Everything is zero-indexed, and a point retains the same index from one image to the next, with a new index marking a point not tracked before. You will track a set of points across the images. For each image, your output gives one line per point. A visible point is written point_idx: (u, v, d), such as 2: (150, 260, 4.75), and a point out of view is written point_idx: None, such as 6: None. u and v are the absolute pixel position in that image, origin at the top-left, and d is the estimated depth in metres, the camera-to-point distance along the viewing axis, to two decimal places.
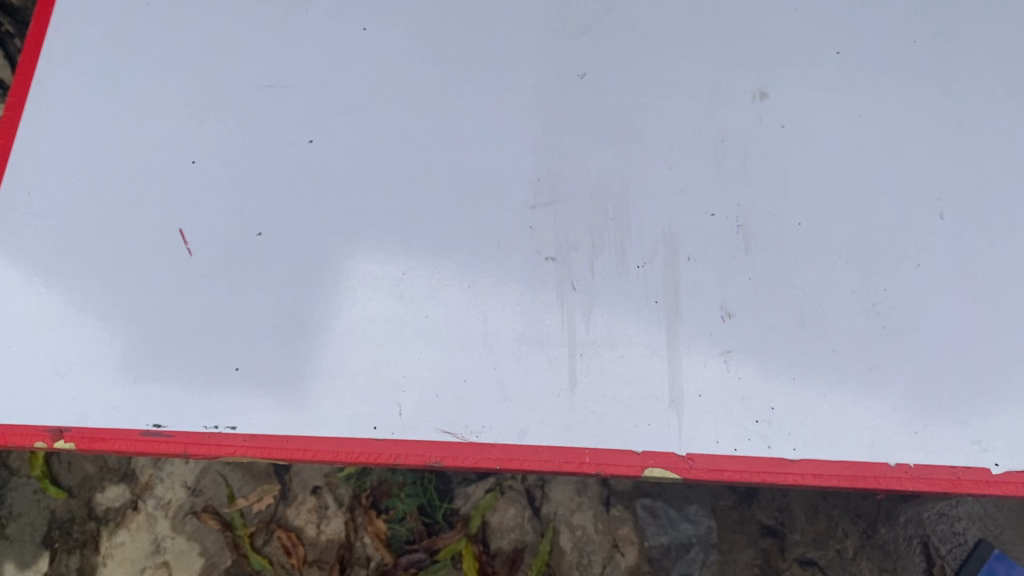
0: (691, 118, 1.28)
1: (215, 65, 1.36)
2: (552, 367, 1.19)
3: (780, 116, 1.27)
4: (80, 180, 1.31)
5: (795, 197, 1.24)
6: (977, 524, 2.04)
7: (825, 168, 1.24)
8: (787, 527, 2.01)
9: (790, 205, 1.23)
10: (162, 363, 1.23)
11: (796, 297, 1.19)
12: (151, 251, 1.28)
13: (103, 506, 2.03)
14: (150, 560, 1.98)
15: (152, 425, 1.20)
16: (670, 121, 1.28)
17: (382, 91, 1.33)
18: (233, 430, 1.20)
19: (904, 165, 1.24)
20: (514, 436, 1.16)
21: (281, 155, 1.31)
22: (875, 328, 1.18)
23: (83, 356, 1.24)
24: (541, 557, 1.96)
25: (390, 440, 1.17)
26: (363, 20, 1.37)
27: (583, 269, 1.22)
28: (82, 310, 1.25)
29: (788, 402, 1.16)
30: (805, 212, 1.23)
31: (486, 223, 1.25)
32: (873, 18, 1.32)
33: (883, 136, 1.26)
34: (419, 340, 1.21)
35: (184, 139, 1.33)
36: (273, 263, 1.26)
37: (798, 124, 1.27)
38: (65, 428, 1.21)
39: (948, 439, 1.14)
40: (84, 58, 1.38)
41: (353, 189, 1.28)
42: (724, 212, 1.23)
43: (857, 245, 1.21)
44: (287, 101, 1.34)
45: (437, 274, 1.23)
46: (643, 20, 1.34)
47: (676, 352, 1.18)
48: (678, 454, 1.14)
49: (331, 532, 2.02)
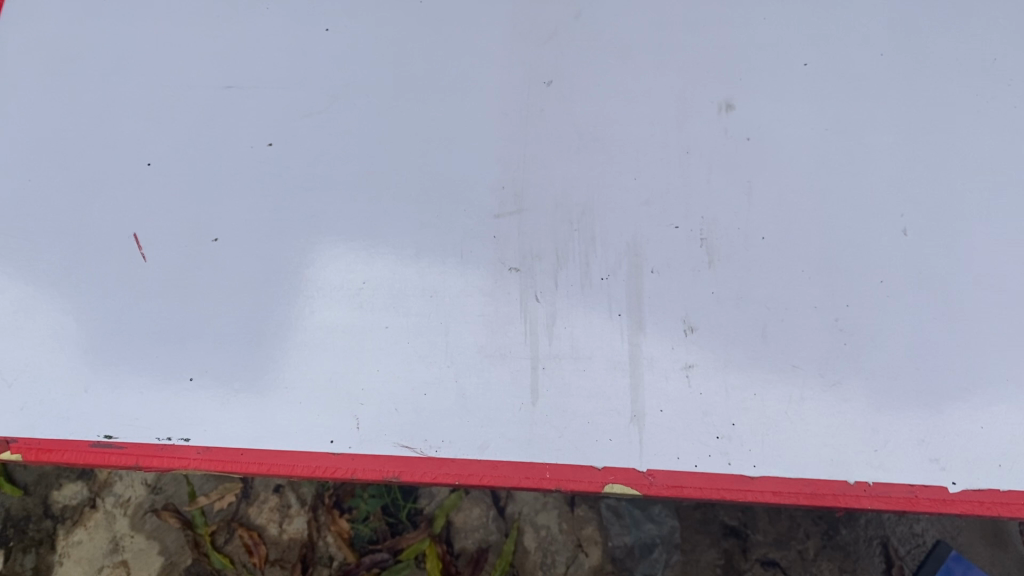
0: (658, 129, 1.27)
1: (172, 65, 1.33)
2: (514, 381, 1.17)
3: (746, 129, 1.26)
4: (31, 182, 1.27)
5: (760, 211, 1.23)
6: (935, 526, 2.07)
7: (791, 182, 1.24)
8: (750, 528, 2.01)
9: (756, 219, 1.23)
10: (114, 372, 1.20)
11: (760, 312, 1.19)
12: (104, 255, 1.24)
13: (60, 503, 1.99)
14: (108, 559, 1.94)
15: (103, 437, 1.18)
16: (636, 131, 1.27)
17: (345, 95, 1.30)
18: (186, 442, 1.17)
19: (869, 180, 1.24)
20: (474, 451, 1.15)
21: (239, 159, 1.28)
22: (838, 344, 1.18)
23: (32, 364, 1.21)
24: (505, 557, 1.95)
25: (347, 455, 1.16)
26: (326, 21, 1.34)
27: (547, 280, 1.21)
28: (33, 318, 1.22)
29: (749, 418, 1.16)
30: (770, 227, 1.22)
31: (449, 233, 1.23)
32: (841, 30, 1.31)
33: (849, 151, 1.25)
34: (378, 351, 1.19)
35: (139, 141, 1.29)
36: (230, 270, 1.23)
37: (764, 136, 1.26)
38: (13, 439, 1.18)
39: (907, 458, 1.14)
40: (34, 55, 1.33)
41: (313, 195, 1.26)
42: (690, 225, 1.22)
43: (821, 261, 1.21)
44: (246, 104, 1.30)
45: (399, 283, 1.21)
46: (610, 27, 1.32)
47: (639, 367, 1.17)
48: (638, 470, 1.14)
49: (294, 530, 1.99)
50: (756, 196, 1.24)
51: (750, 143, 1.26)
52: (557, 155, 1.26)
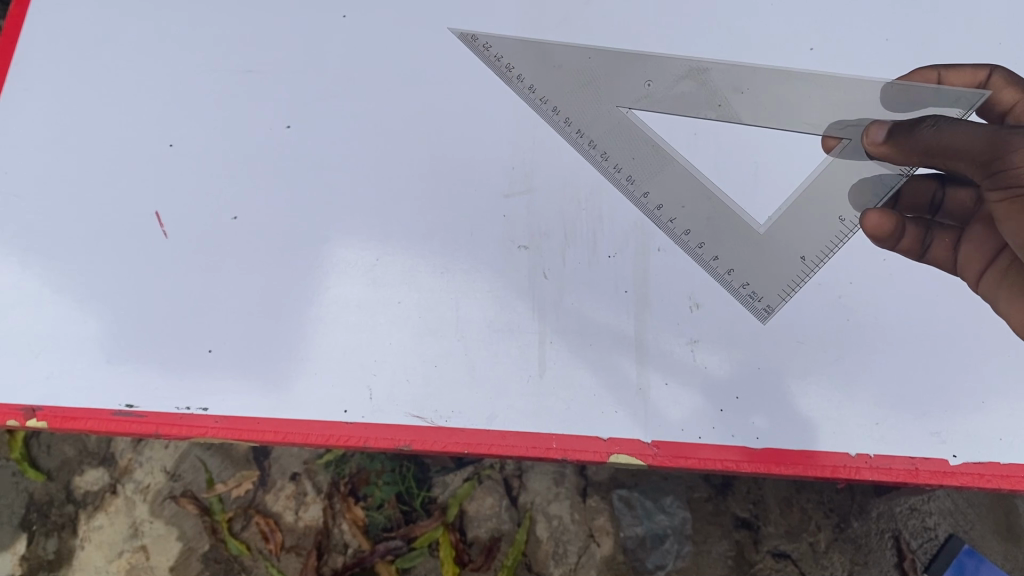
0: (576, 96, 1.28)
1: (194, 49, 1.37)
2: (523, 355, 1.20)
3: (630, 78, 1.28)
4: (58, 161, 1.32)
5: (667, 144, 1.25)
6: (948, 519, 1.98)
7: (693, 113, 1.25)
8: (761, 520, 1.97)
9: (643, 150, 1.25)
10: (136, 344, 1.24)
11: (704, 249, 1.22)
12: (128, 232, 1.28)
13: (82, 489, 2.01)
14: (128, 544, 1.96)
15: (124, 406, 1.22)
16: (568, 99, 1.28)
17: (362, 78, 1.34)
18: (204, 411, 1.21)
19: (769, 100, 1.25)
20: (483, 421, 1.18)
21: (259, 140, 1.32)
22: (753, 251, 1.21)
23: (56, 336, 1.25)
24: (518, 546, 1.92)
25: (360, 424, 1.19)
26: (343, 6, 1.38)
27: (555, 257, 1.24)
28: (58, 291, 1.26)
29: (752, 392, 1.18)
30: (619, 159, 1.25)
31: (461, 211, 1.26)
32: (847, 18, 1.34)
33: (735, 74, 1.27)
34: (391, 326, 1.22)
35: (162, 122, 1.34)
36: (249, 247, 1.27)
37: (657, 81, 1.27)
38: (38, 407, 1.22)
39: (796, 285, 1.20)
40: (62, 39, 1.38)
41: (330, 175, 1.29)
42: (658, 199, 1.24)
43: (682, 182, 1.23)
44: (265, 87, 1.34)
45: (411, 260, 1.25)
46: (621, 11, 1.35)
47: (644, 341, 1.20)
48: (643, 441, 1.17)
49: (309, 518, 1.99)
50: (652, 129, 1.25)
51: (716, 102, 1.26)
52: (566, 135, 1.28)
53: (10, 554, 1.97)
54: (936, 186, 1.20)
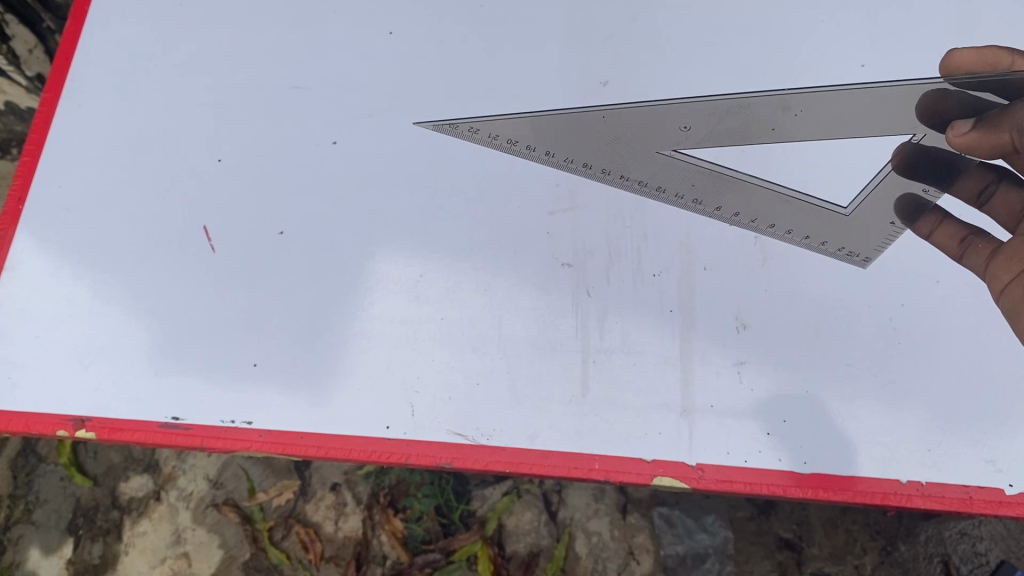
0: (547, 133, 1.22)
1: (244, 66, 1.40)
2: (566, 373, 1.19)
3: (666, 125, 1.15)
4: (109, 175, 1.35)
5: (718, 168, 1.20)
6: (1000, 545, 1.90)
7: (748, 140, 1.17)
8: (805, 541, 1.93)
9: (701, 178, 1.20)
10: (182, 356, 1.25)
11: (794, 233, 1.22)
12: (176, 245, 1.30)
13: (127, 495, 2.03)
14: (171, 551, 1.97)
15: (170, 418, 1.22)
16: (561, 146, 1.23)
17: (409, 96, 1.36)
18: (249, 425, 1.21)
19: (826, 112, 1.12)
20: (525, 440, 1.17)
21: (305, 155, 1.34)
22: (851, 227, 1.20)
23: (105, 347, 1.26)
24: (557, 562, 1.90)
25: (401, 440, 1.19)
26: (390, 24, 1.40)
27: (599, 275, 1.23)
28: (109, 303, 1.28)
29: (800, 416, 1.16)
30: (680, 191, 1.22)
31: (506, 228, 1.26)
32: (898, 33, 1.33)
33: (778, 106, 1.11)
34: (433, 342, 1.22)
35: (211, 138, 1.36)
36: (294, 262, 1.28)
37: (694, 121, 1.15)
38: (86, 418, 1.23)
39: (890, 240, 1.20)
40: (117, 57, 1.42)
41: (375, 191, 1.30)
42: (724, 211, 1.23)
43: (754, 195, 1.21)
44: (313, 102, 1.37)
45: (454, 276, 1.25)
46: (665, 28, 1.36)
47: (688, 362, 1.18)
48: (687, 463, 1.15)
49: (349, 529, 1.99)
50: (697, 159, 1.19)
51: (768, 127, 1.16)
52: (606, 180, 1.25)
53: (57, 558, 1.98)
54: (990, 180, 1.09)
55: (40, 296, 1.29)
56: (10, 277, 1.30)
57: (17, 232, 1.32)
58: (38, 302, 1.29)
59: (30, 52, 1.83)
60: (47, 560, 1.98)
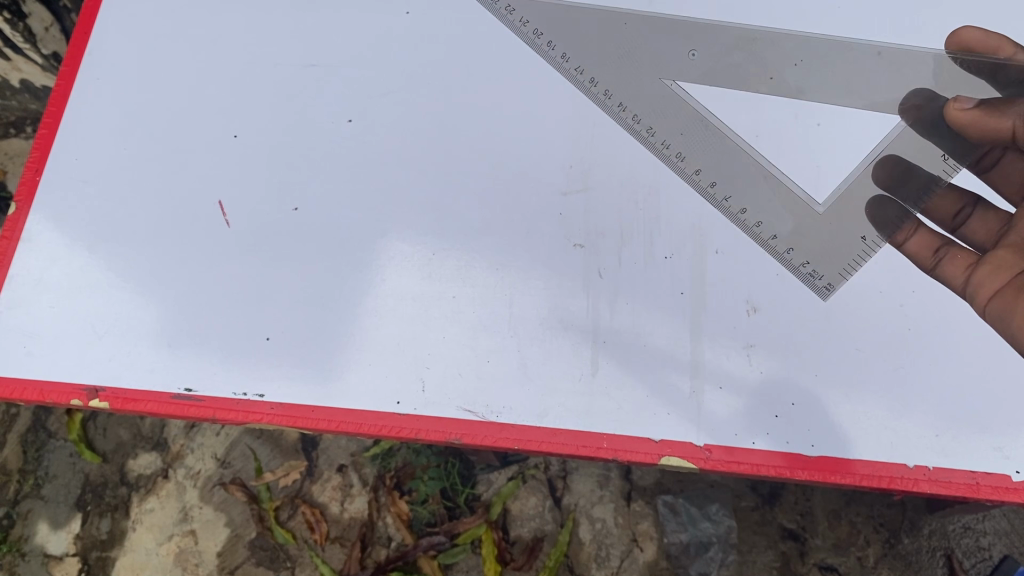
0: (612, 61, 1.28)
1: (262, 42, 1.41)
2: (576, 353, 1.20)
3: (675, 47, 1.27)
4: (126, 149, 1.36)
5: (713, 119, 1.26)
6: (1003, 540, 1.90)
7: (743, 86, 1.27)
8: (808, 532, 1.93)
9: (692, 127, 1.25)
10: (196, 328, 1.26)
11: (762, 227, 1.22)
12: (191, 219, 1.31)
13: (135, 472, 2.04)
14: (178, 528, 1.99)
15: (183, 390, 1.23)
16: (597, 60, 1.28)
17: (427, 74, 1.37)
18: (260, 397, 1.22)
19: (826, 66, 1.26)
20: (534, 418, 1.18)
21: (321, 132, 1.35)
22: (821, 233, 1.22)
23: (119, 319, 1.27)
24: (560, 547, 1.91)
25: (412, 415, 1.20)
26: (408, 3, 1.41)
27: (611, 257, 1.24)
28: (124, 276, 1.29)
29: (809, 399, 1.17)
30: (669, 138, 1.26)
31: (519, 208, 1.27)
32: (914, 22, 1.34)
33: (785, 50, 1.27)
34: (445, 320, 1.23)
35: (227, 114, 1.37)
36: (309, 237, 1.29)
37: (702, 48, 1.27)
38: (100, 388, 1.24)
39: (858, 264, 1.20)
40: (135, 32, 1.44)
41: (390, 168, 1.31)
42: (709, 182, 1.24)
43: (738, 164, 1.24)
44: (328, 79, 1.38)
45: (466, 256, 1.26)
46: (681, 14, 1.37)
47: (699, 344, 1.19)
48: (695, 444, 1.16)
49: (355, 510, 2.00)
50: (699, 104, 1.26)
51: (767, 75, 1.26)
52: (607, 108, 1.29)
53: (65, 533, 2.00)
54: (967, 203, 1.21)
55: (55, 268, 1.30)
56: (26, 249, 1.31)
57: (33, 204, 1.33)
58: (53, 274, 1.30)
59: (46, 31, 1.83)
60: (56, 535, 2.00)
